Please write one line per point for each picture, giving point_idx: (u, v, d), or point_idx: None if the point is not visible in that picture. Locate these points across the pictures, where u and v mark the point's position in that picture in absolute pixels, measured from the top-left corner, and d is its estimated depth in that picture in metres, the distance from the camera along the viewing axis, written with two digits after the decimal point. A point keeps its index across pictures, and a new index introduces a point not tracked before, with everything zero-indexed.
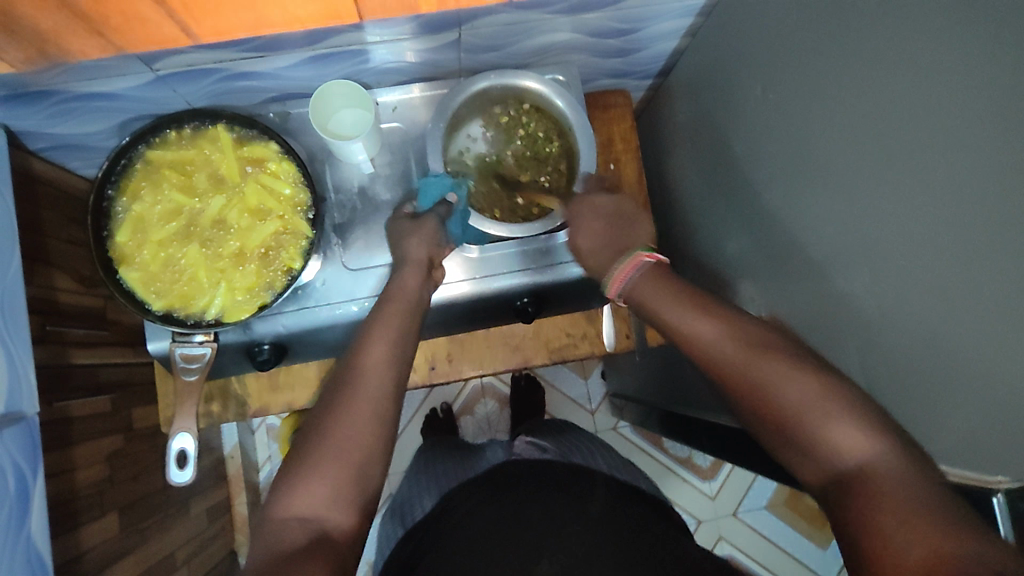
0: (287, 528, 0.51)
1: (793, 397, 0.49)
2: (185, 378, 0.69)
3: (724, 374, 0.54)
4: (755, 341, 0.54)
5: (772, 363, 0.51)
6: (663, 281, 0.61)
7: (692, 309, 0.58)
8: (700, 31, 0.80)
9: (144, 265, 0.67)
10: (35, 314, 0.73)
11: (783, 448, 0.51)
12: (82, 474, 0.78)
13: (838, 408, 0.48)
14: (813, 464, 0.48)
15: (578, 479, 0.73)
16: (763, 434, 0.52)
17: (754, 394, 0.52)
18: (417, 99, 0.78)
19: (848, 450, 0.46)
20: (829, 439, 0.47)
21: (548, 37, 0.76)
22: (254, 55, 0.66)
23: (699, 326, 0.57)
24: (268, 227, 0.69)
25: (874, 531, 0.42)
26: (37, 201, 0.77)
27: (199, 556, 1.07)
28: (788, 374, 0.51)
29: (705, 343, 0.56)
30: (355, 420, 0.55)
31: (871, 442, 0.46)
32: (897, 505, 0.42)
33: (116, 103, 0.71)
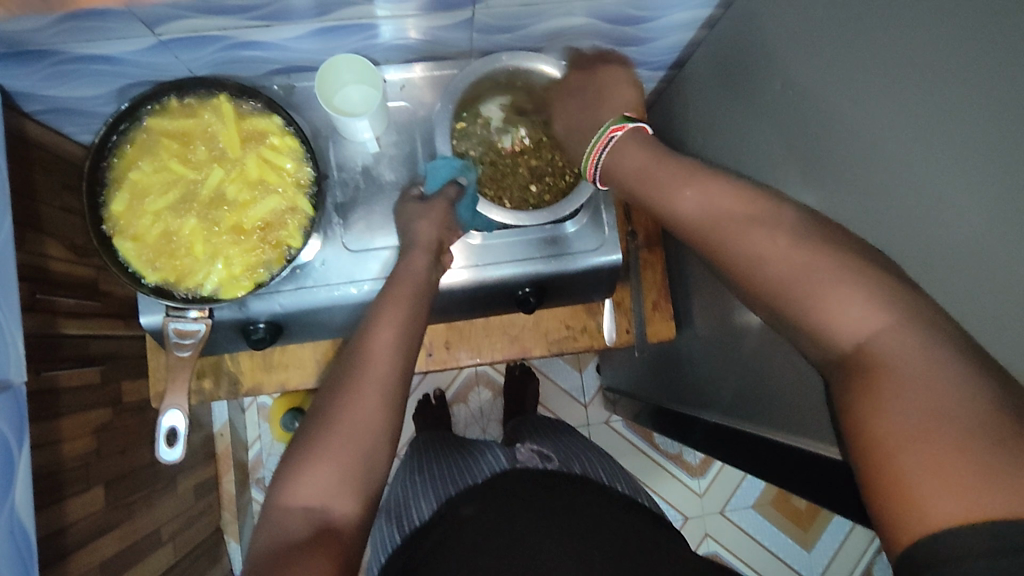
0: (288, 515, 0.50)
1: (790, 270, 0.42)
2: (179, 354, 0.68)
3: (723, 256, 0.46)
4: (750, 213, 0.45)
5: (765, 232, 0.44)
6: (645, 151, 0.55)
7: (682, 185, 0.50)
8: (717, 22, 0.78)
9: (140, 236, 0.65)
10: (25, 281, 0.71)
11: (791, 329, 0.43)
12: (68, 446, 0.76)
13: (843, 271, 0.40)
14: (819, 346, 0.41)
15: (579, 491, 0.72)
16: (772, 313, 0.44)
17: (750, 272, 0.45)
18: (420, 79, 0.77)
19: (853, 324, 0.39)
20: (829, 314, 0.40)
21: (563, 21, 0.74)
22: (260, 24, 0.64)
23: (689, 202, 0.49)
24: (268, 203, 0.67)
25: (867, 412, 0.37)
26: (31, 166, 0.75)
27: (184, 532, 1.06)
28: (790, 246, 0.43)
29: (694, 220, 0.48)
30: (365, 415, 0.54)
31: (875, 309, 0.38)
32: (900, 380, 0.36)
33: (115, 68, 0.68)
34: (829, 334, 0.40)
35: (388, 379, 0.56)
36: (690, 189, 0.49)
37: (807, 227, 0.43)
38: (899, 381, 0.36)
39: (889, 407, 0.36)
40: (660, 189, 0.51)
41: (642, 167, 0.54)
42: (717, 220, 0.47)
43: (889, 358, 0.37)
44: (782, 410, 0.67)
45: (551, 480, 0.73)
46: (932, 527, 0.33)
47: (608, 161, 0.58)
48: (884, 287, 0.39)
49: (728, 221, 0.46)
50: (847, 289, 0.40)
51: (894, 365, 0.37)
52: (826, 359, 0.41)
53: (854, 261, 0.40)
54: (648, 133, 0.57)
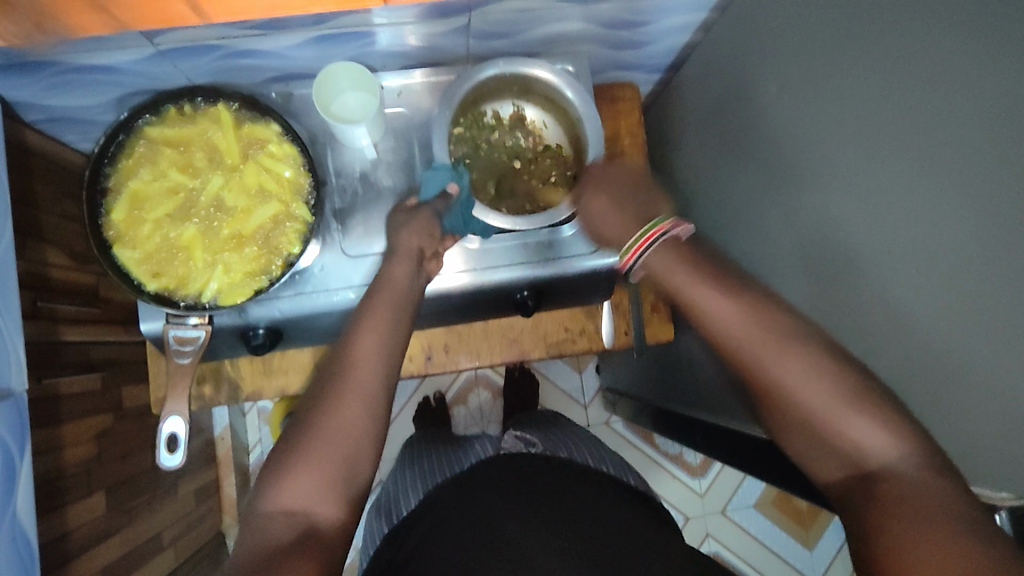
0: (270, 520, 0.51)
1: (811, 397, 0.50)
2: (178, 361, 0.68)
3: (757, 372, 0.52)
4: (783, 336, 0.52)
5: (790, 358, 0.51)
6: (686, 254, 0.58)
7: (714, 292, 0.56)
8: (713, 26, 0.78)
9: (140, 244, 0.66)
10: (27, 289, 0.72)
11: (804, 448, 0.51)
12: (70, 452, 0.77)
13: (870, 408, 0.48)
14: (835, 460, 0.49)
15: (565, 478, 0.72)
16: (786, 427, 0.52)
17: (776, 390, 0.51)
18: (420, 85, 0.77)
19: (868, 446, 0.47)
20: (854, 437, 0.48)
21: (558, 26, 0.74)
22: (258, 33, 0.65)
23: (717, 308, 0.55)
24: (267, 211, 0.68)
25: (885, 540, 0.43)
26: (31, 174, 0.75)
27: (186, 537, 1.06)
28: (822, 378, 0.50)
29: (728, 332, 0.55)
30: (341, 414, 0.54)
31: (893, 443, 0.46)
32: (914, 509, 0.43)
33: (114, 77, 0.69)
34: (844, 446, 0.48)
35: (364, 375, 0.56)
36: (718, 298, 0.55)
37: (838, 358, 0.50)
38: (906, 496, 0.44)
39: (903, 534, 0.42)
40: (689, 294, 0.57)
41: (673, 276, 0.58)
42: (746, 338, 0.53)
43: (917, 488, 0.44)
44: None
45: (537, 468, 0.73)
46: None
47: (649, 255, 0.60)
48: (904, 427, 0.47)
49: (759, 339, 0.53)
50: (862, 410, 0.48)
51: (906, 486, 0.44)
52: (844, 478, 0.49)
53: (875, 396, 0.48)
54: (689, 232, 0.60)
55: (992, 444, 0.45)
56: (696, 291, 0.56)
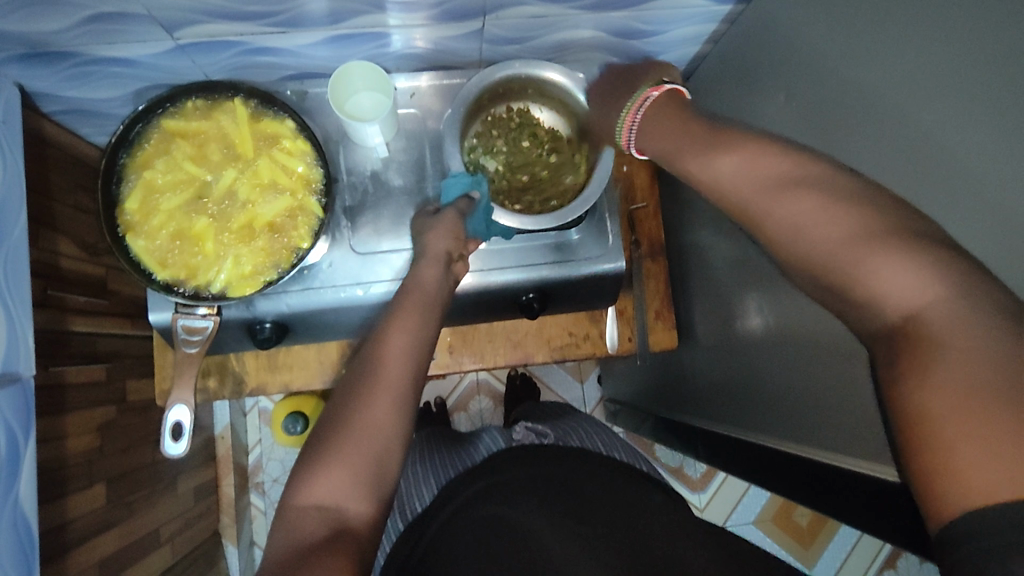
0: (303, 514, 0.51)
1: (826, 239, 0.42)
2: (185, 350, 0.69)
3: (767, 225, 0.46)
4: (803, 178, 0.44)
5: (804, 197, 0.44)
6: (689, 124, 0.53)
7: (721, 153, 0.49)
8: (721, 37, 0.79)
9: (152, 233, 0.67)
10: (37, 277, 0.73)
11: (825, 291, 0.43)
12: (72, 442, 0.77)
13: (890, 239, 0.40)
14: (861, 313, 0.42)
15: (575, 459, 0.71)
16: (798, 269, 0.45)
17: (794, 238, 0.44)
18: (427, 88, 0.78)
19: (885, 286, 0.39)
20: (872, 284, 0.40)
21: (571, 34, 0.76)
22: (276, 30, 0.66)
23: (739, 169, 0.47)
24: (279, 204, 0.69)
25: (922, 390, 0.36)
26: (47, 164, 0.76)
27: (183, 534, 1.06)
28: (832, 210, 0.42)
29: (739, 193, 0.47)
30: (373, 409, 0.54)
31: (923, 282, 0.38)
32: (949, 345, 0.36)
33: (133, 70, 0.70)
34: (869, 299, 0.41)
35: (390, 369, 0.56)
36: (730, 159, 0.48)
37: (860, 191, 0.42)
38: (941, 351, 0.36)
39: (935, 379, 0.36)
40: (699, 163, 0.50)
41: (671, 140, 0.54)
42: (766, 188, 0.46)
43: (957, 342, 0.36)
44: (782, 420, 0.68)
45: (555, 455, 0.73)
46: (963, 496, 0.34)
47: (641, 123, 0.58)
48: (933, 254, 0.38)
49: (776, 188, 0.45)
50: (892, 250, 0.39)
51: (939, 337, 0.37)
52: (868, 328, 0.42)
53: (908, 229, 0.40)
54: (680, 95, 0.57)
55: None
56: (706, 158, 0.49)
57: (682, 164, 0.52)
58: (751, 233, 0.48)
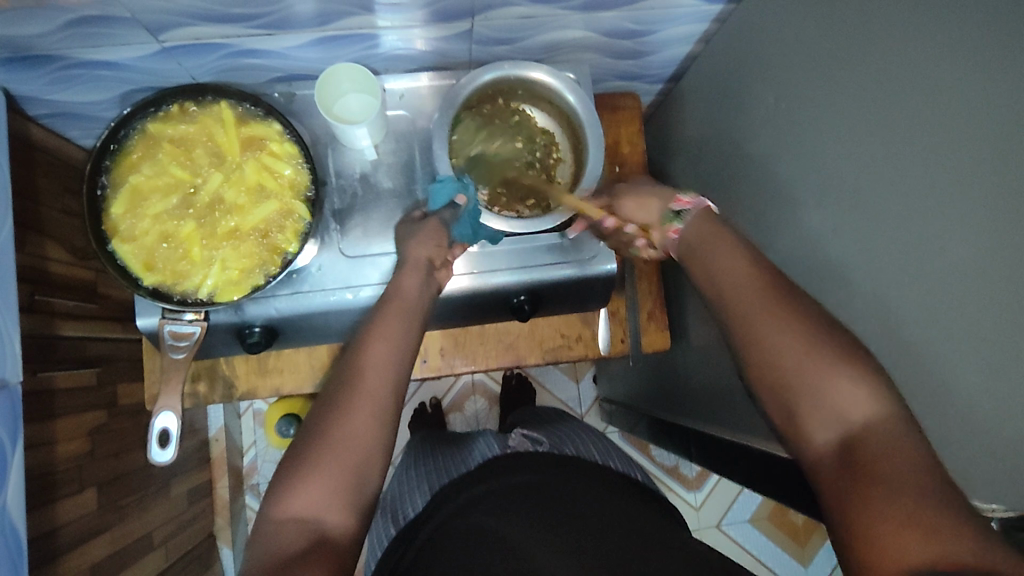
0: (281, 527, 0.51)
1: (793, 356, 0.51)
2: (173, 356, 0.68)
3: (743, 328, 0.54)
4: (770, 295, 0.54)
5: (773, 316, 0.53)
6: (693, 228, 0.63)
7: (729, 254, 0.59)
8: (713, 37, 0.79)
9: (139, 238, 0.66)
10: (24, 282, 0.72)
11: (785, 413, 0.51)
12: (62, 448, 0.77)
13: (845, 367, 0.49)
14: (814, 423, 0.50)
15: (565, 473, 0.72)
16: (765, 389, 0.53)
17: (763, 348, 0.53)
18: (426, 88, 0.77)
19: (844, 405, 0.48)
20: (830, 399, 0.49)
21: (561, 33, 0.75)
22: (263, 32, 0.65)
23: (710, 271, 0.59)
24: (267, 208, 0.68)
25: (868, 485, 0.44)
26: (34, 168, 0.75)
27: (177, 538, 1.06)
28: (798, 334, 0.51)
29: (719, 294, 0.58)
30: (353, 418, 0.55)
31: (871, 404, 0.47)
32: (889, 457, 0.44)
33: (119, 73, 0.69)
34: (828, 410, 0.49)
35: (369, 377, 0.57)
36: (716, 256, 0.59)
37: (823, 322, 0.52)
38: (883, 458, 0.44)
39: (878, 480, 0.43)
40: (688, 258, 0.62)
41: (687, 240, 0.62)
42: (738, 297, 0.56)
43: (888, 452, 0.45)
44: None
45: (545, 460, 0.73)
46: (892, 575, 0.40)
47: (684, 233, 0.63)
48: (879, 384, 0.48)
49: (746, 298, 0.56)
50: (849, 374, 0.49)
51: (881, 449, 0.45)
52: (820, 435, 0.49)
53: (861, 359, 0.49)
54: (715, 213, 0.64)
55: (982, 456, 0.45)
56: (697, 250, 0.61)
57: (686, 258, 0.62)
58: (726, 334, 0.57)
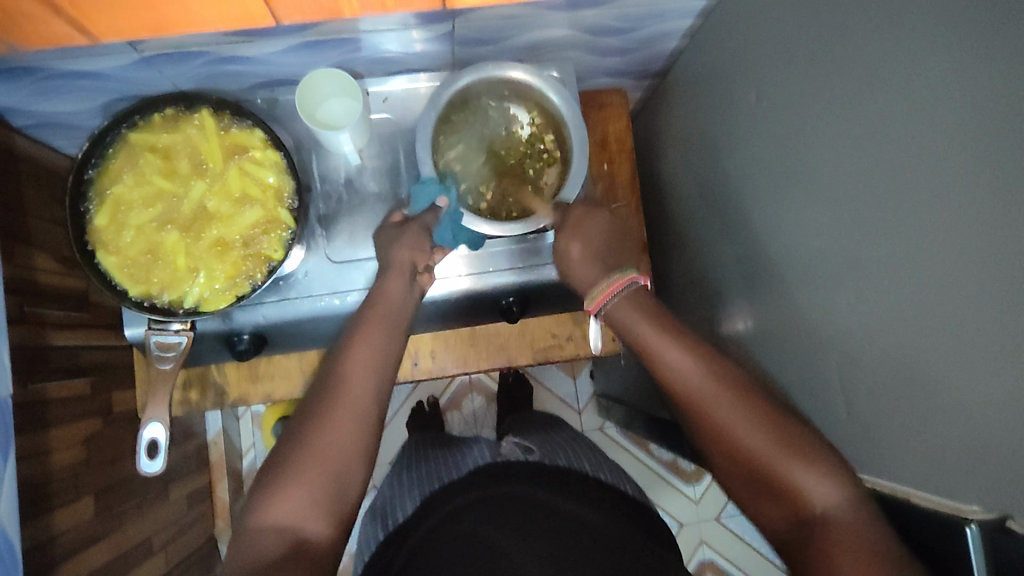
0: (261, 535, 0.53)
1: (760, 448, 0.56)
2: (160, 366, 0.68)
3: (709, 419, 0.59)
4: (731, 388, 0.59)
5: (736, 412, 0.58)
6: (643, 306, 0.66)
7: (674, 346, 0.62)
8: (698, 32, 0.78)
9: (123, 249, 0.66)
10: (13, 294, 0.72)
11: (751, 490, 0.58)
12: (57, 457, 0.77)
13: (807, 455, 0.55)
14: (785, 510, 0.56)
15: (552, 483, 0.72)
16: (730, 471, 0.59)
17: (731, 439, 0.58)
18: (422, 89, 0.77)
19: (807, 491, 0.54)
20: (798, 487, 0.54)
21: (545, 32, 0.74)
22: (242, 39, 0.65)
23: (677, 361, 0.62)
24: (250, 216, 0.68)
25: (830, 572, 0.50)
26: (20, 178, 0.75)
27: (176, 542, 1.06)
28: (760, 430, 0.57)
29: (686, 383, 0.61)
30: (335, 428, 0.57)
31: (833, 491, 0.53)
32: (856, 549, 0.50)
33: (100, 83, 0.69)
34: (796, 496, 0.55)
35: (352, 387, 0.58)
36: (676, 351, 0.62)
37: (778, 414, 0.57)
38: (852, 544, 0.50)
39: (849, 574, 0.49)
40: (652, 345, 0.63)
41: (634, 323, 0.65)
42: (705, 391, 0.60)
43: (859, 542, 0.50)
44: None
45: (538, 471, 0.74)
46: None
47: (613, 306, 0.66)
48: (837, 471, 0.54)
49: (711, 394, 0.60)
50: (810, 463, 0.54)
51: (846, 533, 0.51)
52: (789, 521, 0.56)
53: (812, 445, 0.55)
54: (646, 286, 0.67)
55: (964, 459, 0.44)
56: (660, 345, 0.63)
57: (642, 343, 0.64)
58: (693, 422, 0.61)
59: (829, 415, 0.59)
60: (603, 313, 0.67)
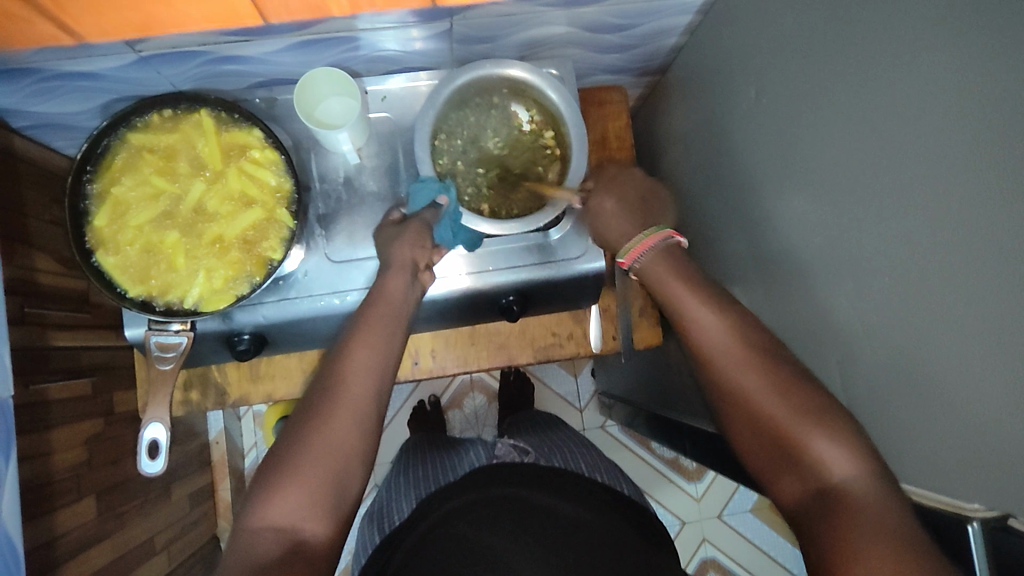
0: (259, 537, 0.53)
1: (777, 411, 0.54)
2: (161, 367, 0.68)
3: (727, 380, 0.58)
4: (754, 348, 0.57)
5: (757, 371, 0.56)
6: (676, 262, 0.64)
7: (701, 301, 0.61)
8: (698, 28, 0.77)
9: (123, 250, 0.66)
10: (14, 295, 0.72)
11: (768, 460, 0.55)
12: (58, 458, 0.77)
13: (826, 420, 0.52)
14: (799, 478, 0.52)
15: (550, 484, 0.73)
16: (750, 437, 0.56)
17: (749, 403, 0.56)
18: (423, 88, 0.77)
19: (824, 459, 0.51)
20: (815, 454, 0.51)
21: (544, 30, 0.74)
22: (239, 39, 0.65)
23: (701, 317, 0.60)
24: (249, 216, 0.68)
25: (837, 534, 0.47)
26: (19, 179, 0.75)
27: (179, 542, 1.06)
28: (779, 393, 0.55)
29: (708, 340, 0.59)
30: (331, 427, 0.56)
31: (851, 460, 0.50)
32: (868, 517, 0.47)
33: (99, 83, 0.69)
34: (811, 464, 0.51)
35: (349, 386, 0.58)
36: (703, 307, 0.61)
37: (801, 377, 0.55)
38: (867, 512, 0.47)
39: (860, 538, 0.46)
40: (680, 298, 0.62)
41: (665, 278, 0.63)
42: (729, 347, 0.58)
43: (873, 509, 0.47)
44: None
45: (534, 473, 0.75)
46: None
47: (646, 259, 0.65)
48: (858, 440, 0.51)
49: (735, 351, 0.58)
50: (830, 430, 0.51)
51: (862, 502, 0.48)
52: (802, 490, 0.52)
53: (833, 411, 0.52)
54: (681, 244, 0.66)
55: (966, 458, 0.44)
56: (687, 299, 0.61)
57: (670, 296, 0.63)
58: (711, 383, 0.59)
59: None
60: (635, 268, 0.66)
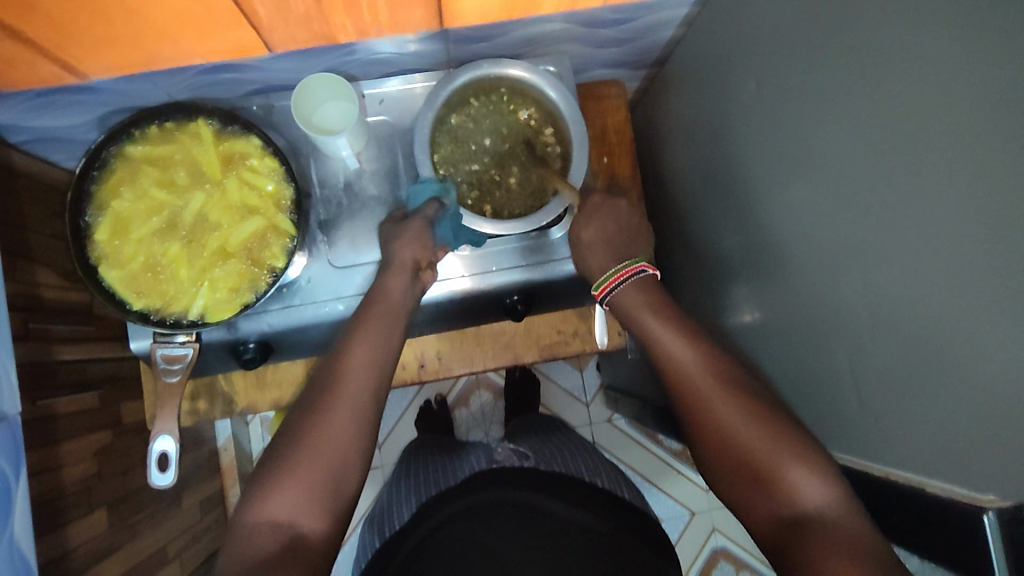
0: (254, 531, 0.53)
1: (747, 439, 0.57)
2: (167, 380, 0.69)
3: (702, 410, 0.61)
4: (728, 382, 0.61)
5: (729, 403, 0.59)
6: (651, 297, 0.69)
7: (679, 338, 0.65)
8: (696, 19, 0.76)
9: (126, 263, 0.66)
10: (18, 311, 0.72)
11: (739, 488, 0.57)
12: (69, 472, 0.77)
13: (797, 448, 0.55)
14: (771, 504, 0.54)
15: (548, 486, 0.75)
16: (725, 477, 0.59)
17: (721, 432, 0.59)
18: (418, 89, 0.76)
19: (796, 484, 0.53)
20: (787, 479, 0.54)
21: (540, 27, 0.72)
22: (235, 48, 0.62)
23: (679, 351, 0.64)
24: (250, 225, 0.68)
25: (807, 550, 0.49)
26: (18, 194, 0.75)
27: (192, 549, 1.06)
28: (749, 422, 0.58)
29: (684, 373, 0.63)
30: (329, 426, 0.58)
31: (821, 484, 0.53)
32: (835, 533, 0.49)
33: (94, 97, 0.68)
34: (784, 488, 0.54)
35: (347, 387, 0.59)
36: (682, 345, 0.64)
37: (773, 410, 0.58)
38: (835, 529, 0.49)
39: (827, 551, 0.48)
40: (660, 334, 0.65)
41: (642, 309, 0.68)
42: (703, 382, 0.62)
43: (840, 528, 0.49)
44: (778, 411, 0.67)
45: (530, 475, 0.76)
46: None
47: (620, 291, 0.70)
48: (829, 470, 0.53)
49: (708, 385, 0.61)
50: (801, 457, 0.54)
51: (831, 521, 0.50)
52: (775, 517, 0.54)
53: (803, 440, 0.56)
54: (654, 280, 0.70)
55: (977, 449, 0.44)
56: (668, 334, 0.65)
57: (646, 330, 0.66)
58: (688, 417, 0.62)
59: (841, 404, 0.59)
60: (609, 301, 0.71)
